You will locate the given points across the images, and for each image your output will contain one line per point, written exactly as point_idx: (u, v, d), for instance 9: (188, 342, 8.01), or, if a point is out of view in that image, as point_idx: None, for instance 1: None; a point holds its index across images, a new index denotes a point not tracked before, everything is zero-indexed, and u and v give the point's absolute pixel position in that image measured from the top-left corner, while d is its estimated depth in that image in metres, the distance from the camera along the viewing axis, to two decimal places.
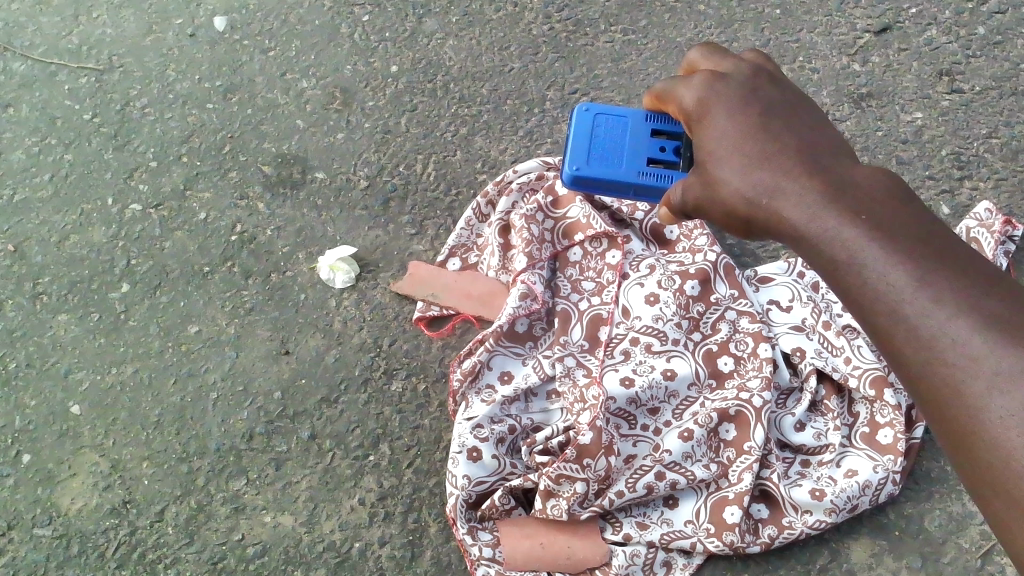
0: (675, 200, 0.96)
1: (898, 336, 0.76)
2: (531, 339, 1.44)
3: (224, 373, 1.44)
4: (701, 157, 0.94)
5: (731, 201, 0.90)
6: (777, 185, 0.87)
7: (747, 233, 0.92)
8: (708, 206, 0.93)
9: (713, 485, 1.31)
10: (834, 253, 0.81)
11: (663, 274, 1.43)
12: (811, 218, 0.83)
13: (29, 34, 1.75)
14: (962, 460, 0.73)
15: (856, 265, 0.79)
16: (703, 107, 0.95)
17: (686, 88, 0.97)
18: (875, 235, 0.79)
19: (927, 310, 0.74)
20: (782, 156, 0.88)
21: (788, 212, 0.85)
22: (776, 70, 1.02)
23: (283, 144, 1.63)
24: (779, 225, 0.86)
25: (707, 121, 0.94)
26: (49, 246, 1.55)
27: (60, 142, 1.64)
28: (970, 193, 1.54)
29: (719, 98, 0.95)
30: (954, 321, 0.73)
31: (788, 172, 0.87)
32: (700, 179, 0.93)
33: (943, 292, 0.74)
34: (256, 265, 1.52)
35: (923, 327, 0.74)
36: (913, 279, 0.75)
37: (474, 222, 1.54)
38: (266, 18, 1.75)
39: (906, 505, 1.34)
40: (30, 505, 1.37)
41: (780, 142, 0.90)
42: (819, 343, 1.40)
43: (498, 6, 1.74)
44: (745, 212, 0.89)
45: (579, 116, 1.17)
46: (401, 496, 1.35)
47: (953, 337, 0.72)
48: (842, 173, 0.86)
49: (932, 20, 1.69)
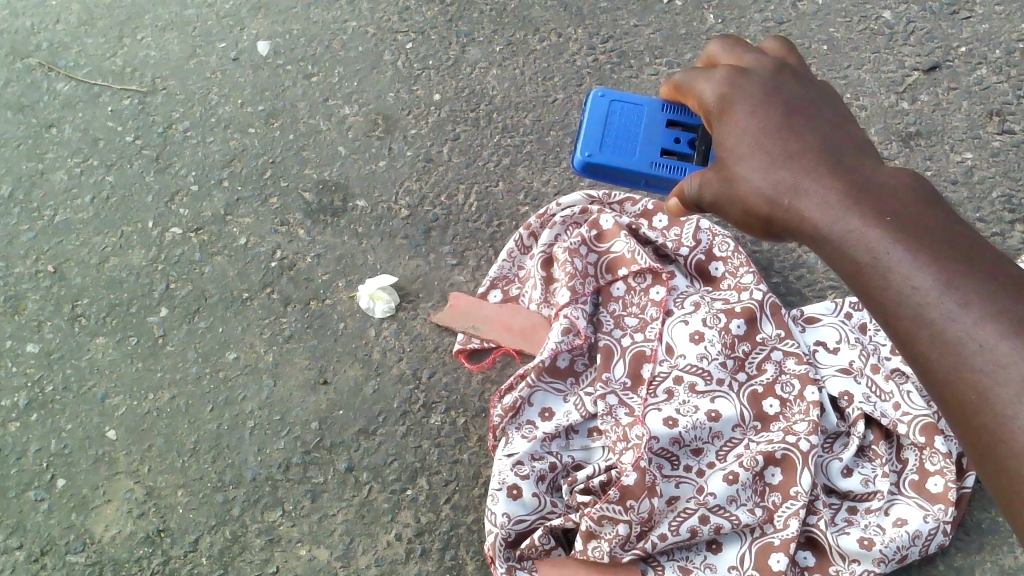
0: (688, 191, 0.93)
1: (923, 340, 0.78)
2: (572, 375, 1.42)
3: (262, 401, 1.43)
4: (721, 154, 0.92)
5: (751, 199, 0.89)
6: (799, 185, 0.86)
7: (766, 232, 0.91)
8: (726, 204, 0.91)
9: (758, 530, 1.28)
10: (858, 255, 0.82)
11: (708, 311, 1.40)
12: (834, 220, 0.83)
13: (74, 55, 1.75)
14: (989, 467, 0.74)
15: (881, 269, 0.80)
16: (724, 103, 0.93)
17: (706, 83, 0.96)
18: (900, 237, 0.79)
19: (952, 314, 0.75)
20: (805, 155, 0.87)
21: (811, 213, 0.85)
22: (800, 62, 0.99)
23: (324, 170, 1.62)
24: (802, 226, 0.86)
25: (727, 118, 0.93)
26: (89, 268, 1.55)
27: (102, 164, 1.64)
28: (1021, 236, 1.52)
29: (741, 94, 0.93)
30: (981, 326, 0.74)
31: (811, 172, 0.86)
32: (719, 174, 0.91)
33: (969, 295, 0.75)
34: (296, 293, 1.51)
35: (949, 332, 0.76)
36: (940, 283, 0.76)
37: (516, 255, 1.52)
38: (310, 44, 1.74)
39: (957, 556, 1.30)
40: (64, 531, 1.35)
41: (804, 139, 0.89)
42: (867, 386, 1.37)
43: (542, 36, 1.73)
44: (765, 210, 0.88)
45: (594, 101, 1.16)
46: (438, 532, 1.33)
47: (979, 343, 0.74)
48: (869, 174, 0.85)
49: (982, 59, 1.67)
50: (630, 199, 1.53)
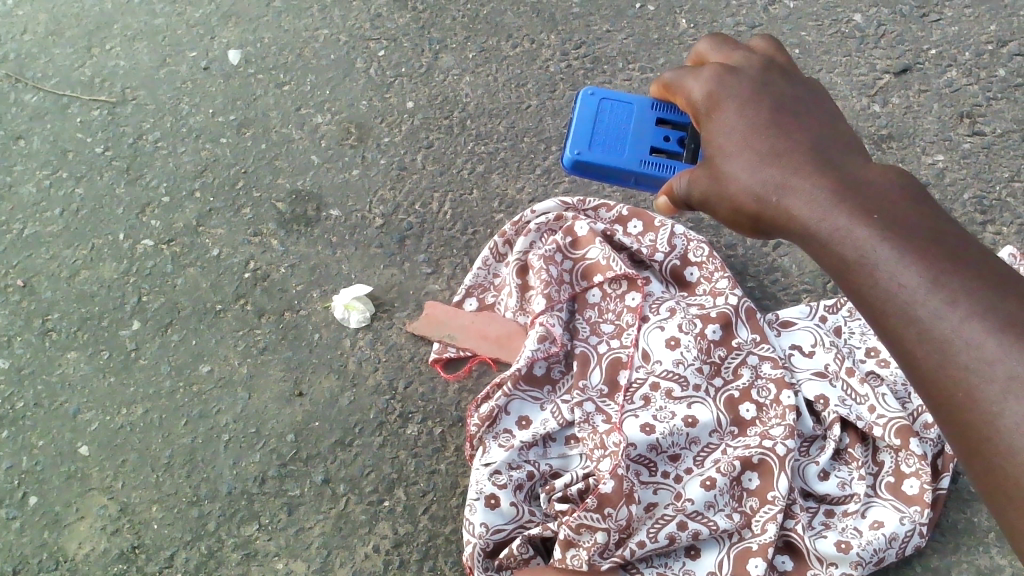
0: (677, 189, 0.95)
1: (910, 339, 0.77)
2: (549, 383, 1.41)
3: (237, 414, 1.41)
4: (708, 152, 0.94)
5: (739, 197, 0.90)
6: (785, 182, 0.87)
7: (754, 230, 0.92)
8: (714, 201, 0.93)
9: (736, 535, 1.27)
10: (845, 252, 0.82)
11: (683, 317, 1.41)
12: (821, 217, 0.84)
13: (41, 66, 1.73)
14: (978, 469, 0.72)
15: (867, 266, 0.80)
16: (712, 101, 0.95)
17: (695, 82, 0.97)
18: (886, 234, 0.80)
19: (939, 311, 0.75)
20: (792, 153, 0.89)
21: (797, 209, 0.86)
22: (788, 62, 1.01)
23: (297, 179, 1.61)
24: (790, 224, 0.87)
25: (716, 116, 0.94)
26: (59, 282, 1.53)
27: (71, 176, 1.62)
28: (993, 238, 1.53)
29: (729, 93, 0.94)
30: (967, 323, 0.73)
31: (798, 170, 0.87)
32: (707, 172, 0.93)
33: (955, 292, 0.74)
34: (270, 304, 1.50)
35: (935, 329, 0.75)
36: (925, 279, 0.76)
37: (492, 262, 1.52)
38: (281, 52, 1.73)
39: (934, 557, 1.31)
40: (37, 549, 1.34)
41: (792, 138, 0.90)
42: (843, 390, 1.37)
43: (515, 42, 1.73)
44: (753, 207, 0.89)
45: (584, 101, 1.16)
46: (417, 543, 1.32)
47: (966, 340, 0.73)
48: (856, 173, 0.86)
49: (952, 61, 1.68)
50: (605, 205, 1.52)
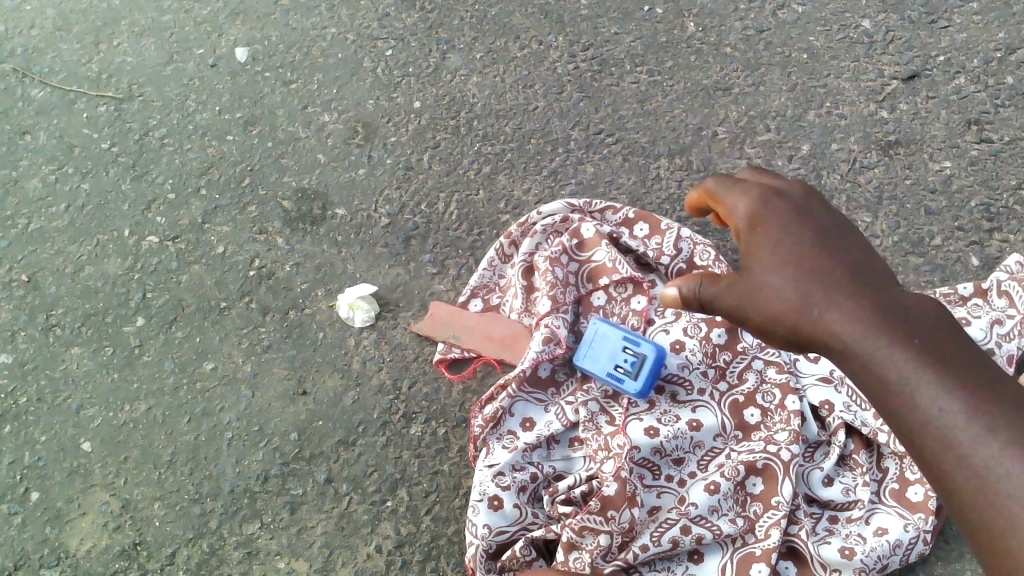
0: (698, 288, 0.88)
1: (952, 467, 0.75)
2: (553, 385, 1.41)
3: (240, 413, 1.41)
4: (743, 263, 0.87)
5: (774, 316, 0.85)
6: (824, 295, 0.83)
7: (778, 339, 0.86)
8: (743, 311, 0.86)
9: (739, 540, 1.27)
10: (884, 374, 0.79)
11: (688, 321, 1.41)
12: (861, 338, 0.80)
13: (48, 60, 1.75)
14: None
15: (909, 393, 0.77)
16: (746, 196, 0.89)
17: (728, 182, 0.91)
18: (930, 361, 0.77)
19: (983, 438, 0.74)
20: (830, 259, 0.84)
21: (839, 331, 0.81)
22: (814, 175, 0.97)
23: (303, 178, 1.61)
24: (824, 343, 0.82)
25: (750, 211, 0.88)
26: (63, 278, 1.53)
27: (77, 171, 1.63)
28: (999, 246, 1.51)
29: (765, 190, 0.89)
30: (1011, 455, 0.73)
31: (838, 285, 0.83)
32: (739, 281, 0.86)
33: (998, 420, 0.74)
34: (274, 302, 1.49)
35: (977, 457, 0.74)
36: (968, 409, 0.75)
37: (497, 263, 1.51)
38: (288, 50, 1.73)
39: (935, 564, 1.30)
40: (38, 545, 1.33)
41: (831, 239, 0.86)
42: (848, 396, 1.36)
43: (523, 43, 1.73)
44: (763, 322, 0.86)
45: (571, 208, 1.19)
46: (419, 544, 1.31)
47: (1010, 471, 0.73)
48: (888, 283, 0.83)
49: (960, 68, 1.68)
50: (611, 207, 1.51)
